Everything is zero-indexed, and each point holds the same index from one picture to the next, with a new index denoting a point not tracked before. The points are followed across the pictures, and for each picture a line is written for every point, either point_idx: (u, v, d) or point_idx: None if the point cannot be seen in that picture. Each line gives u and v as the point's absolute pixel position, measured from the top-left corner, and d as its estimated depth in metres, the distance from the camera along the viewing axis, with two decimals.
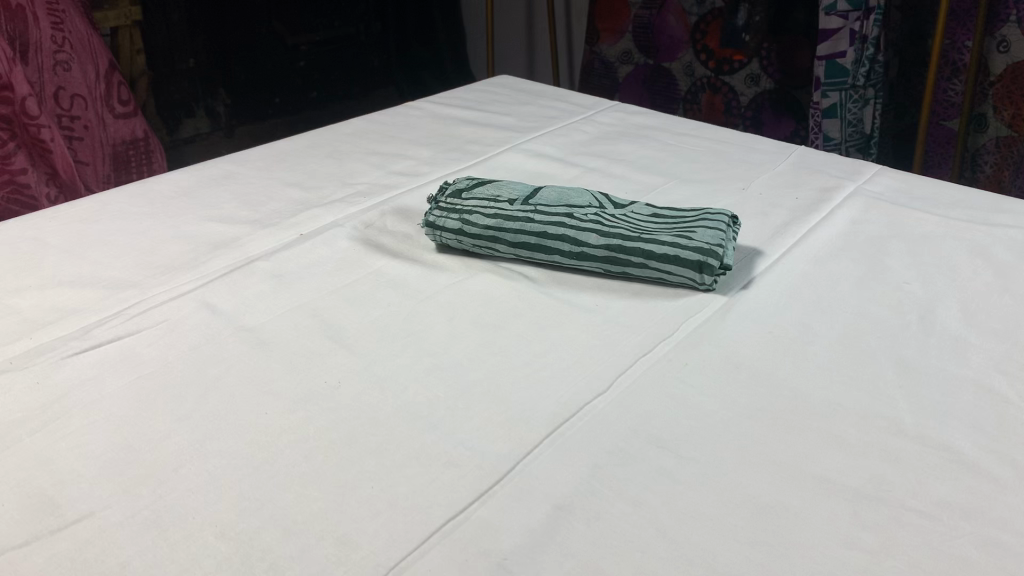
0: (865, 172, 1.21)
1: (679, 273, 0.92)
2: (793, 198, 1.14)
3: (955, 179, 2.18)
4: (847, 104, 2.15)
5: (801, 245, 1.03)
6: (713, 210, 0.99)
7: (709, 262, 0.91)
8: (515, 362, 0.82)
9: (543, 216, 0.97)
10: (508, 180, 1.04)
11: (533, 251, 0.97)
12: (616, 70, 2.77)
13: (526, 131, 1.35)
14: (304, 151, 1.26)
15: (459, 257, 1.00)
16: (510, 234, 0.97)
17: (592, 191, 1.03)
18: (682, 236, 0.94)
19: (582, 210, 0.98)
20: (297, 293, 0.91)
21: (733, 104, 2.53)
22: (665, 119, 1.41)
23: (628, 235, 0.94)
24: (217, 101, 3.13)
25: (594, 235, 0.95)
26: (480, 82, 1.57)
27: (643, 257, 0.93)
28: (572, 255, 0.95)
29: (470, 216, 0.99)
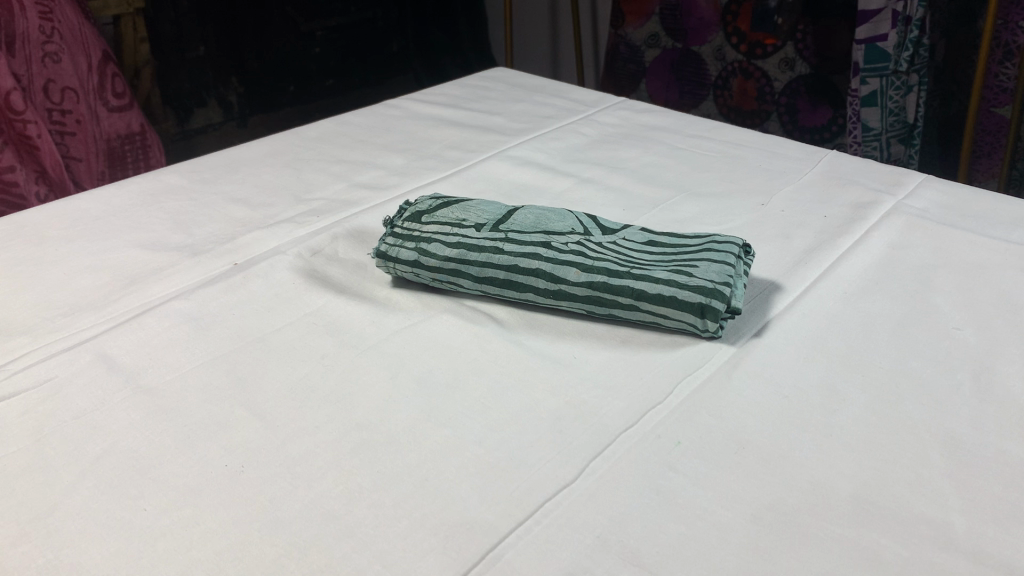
0: (906, 183, 1.03)
1: (676, 317, 0.76)
2: (820, 216, 0.96)
3: (1005, 172, 1.97)
4: (888, 91, 1.95)
5: (828, 278, 0.86)
6: (721, 237, 0.82)
7: (713, 304, 0.74)
8: (464, 436, 0.66)
9: (515, 246, 0.81)
10: (477, 200, 0.88)
11: (502, 287, 0.81)
12: (642, 53, 2.58)
13: (515, 134, 1.19)
14: (259, 160, 1.11)
15: (416, 293, 0.84)
16: (475, 268, 0.81)
17: (576, 212, 0.87)
18: (682, 272, 0.77)
19: (562, 239, 0.82)
20: (216, 343, 0.76)
21: (766, 90, 2.35)
22: (676, 118, 1.23)
23: (615, 271, 0.78)
24: (230, 90, 2.96)
25: (574, 270, 0.78)
26: (471, 75, 1.41)
27: (632, 298, 0.76)
28: (549, 293, 0.79)
29: (429, 245, 0.83)
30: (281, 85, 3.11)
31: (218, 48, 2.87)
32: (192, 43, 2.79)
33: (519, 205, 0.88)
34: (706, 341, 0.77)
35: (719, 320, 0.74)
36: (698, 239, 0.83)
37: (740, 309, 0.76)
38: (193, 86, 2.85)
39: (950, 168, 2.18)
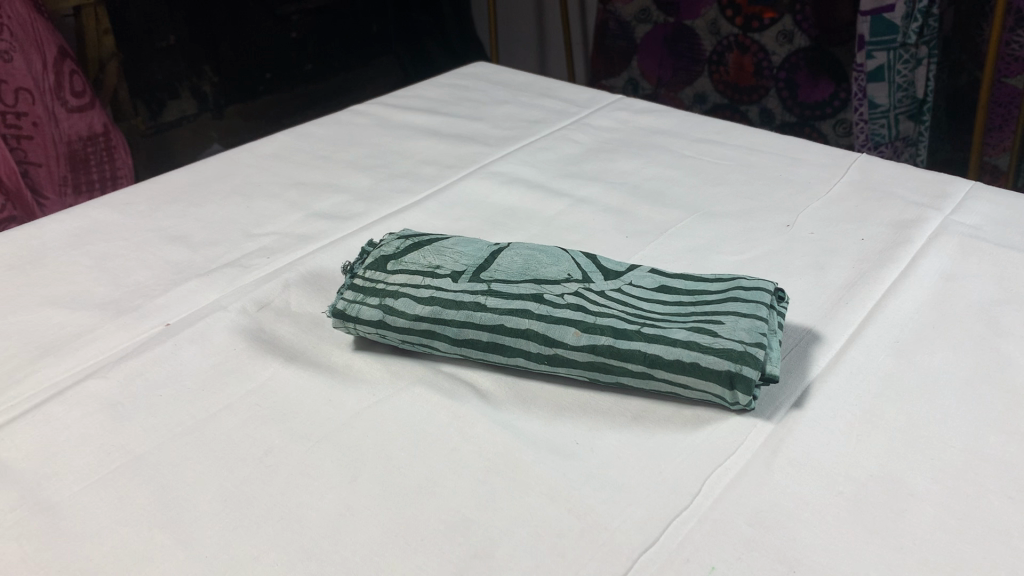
0: (952, 194, 0.89)
1: (699, 387, 0.62)
2: (857, 240, 0.83)
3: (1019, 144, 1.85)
4: (896, 65, 1.80)
5: (874, 322, 0.72)
6: (748, 280, 0.68)
7: (744, 372, 0.60)
8: (441, 565, 0.52)
9: (500, 300, 0.67)
10: (455, 239, 0.75)
11: (485, 351, 0.67)
12: (633, 29, 2.42)
13: (500, 144, 1.04)
14: (203, 187, 0.96)
15: (384, 356, 0.70)
16: (452, 328, 0.67)
17: (572, 251, 0.73)
18: (703, 330, 0.63)
19: (557, 289, 0.68)
20: (137, 433, 0.63)
21: (764, 65, 2.20)
22: (681, 118, 1.09)
23: (622, 330, 0.64)
24: (203, 80, 2.75)
25: (571, 330, 0.64)
26: (448, 72, 1.26)
27: (645, 366, 0.62)
28: (542, 359, 0.65)
29: (396, 301, 0.68)
30: (256, 72, 2.89)
31: (190, 36, 2.65)
32: (161, 32, 2.58)
33: (505, 243, 0.74)
34: (735, 413, 0.63)
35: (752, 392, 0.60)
36: (719, 282, 0.69)
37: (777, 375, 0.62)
38: (164, 77, 2.64)
39: (962, 142, 2.03)
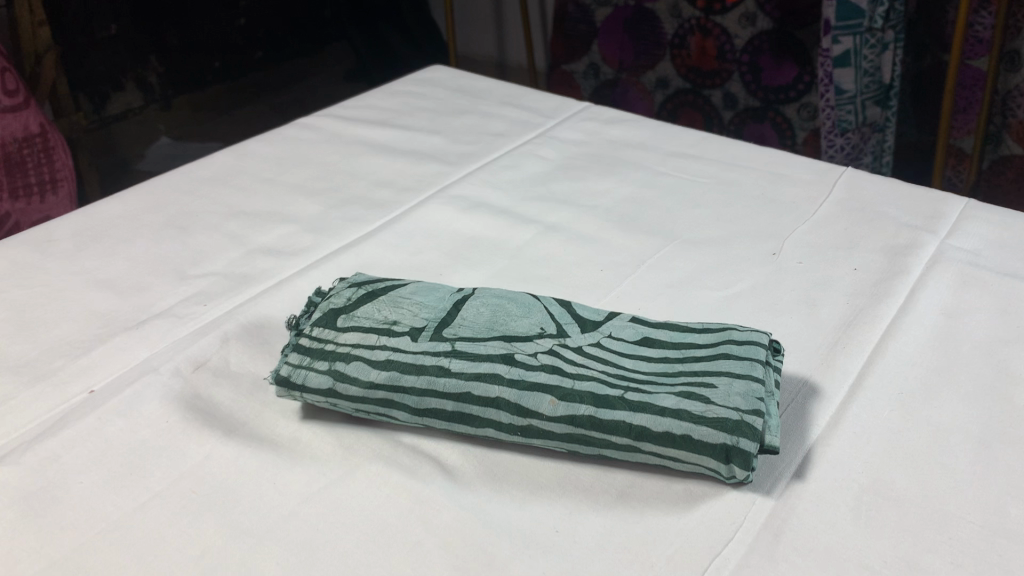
0: (946, 214, 0.84)
1: (691, 462, 0.55)
2: (849, 270, 0.76)
3: (983, 126, 1.80)
4: (863, 50, 1.72)
5: (874, 369, 0.66)
6: (741, 330, 0.61)
7: (741, 446, 0.53)
8: None
9: (464, 363, 0.59)
10: (414, 287, 0.67)
11: (450, 422, 0.59)
12: (593, 13, 2.36)
13: (459, 162, 0.97)
14: (134, 221, 0.87)
15: (337, 426, 0.63)
16: (412, 397, 0.59)
17: (545, 298, 0.66)
18: (694, 395, 0.56)
19: (528, 347, 0.61)
20: (54, 533, 0.55)
21: (727, 48, 2.13)
22: (653, 129, 1.02)
23: (603, 397, 0.57)
24: (148, 70, 2.62)
25: (546, 398, 0.57)
26: (403, 78, 1.17)
27: (630, 439, 0.55)
28: (514, 430, 0.58)
29: (347, 365, 0.61)
30: (205, 62, 2.77)
31: (134, 25, 2.51)
32: (102, 21, 2.43)
33: (470, 290, 0.67)
34: (731, 487, 0.57)
35: (751, 468, 0.53)
36: (709, 333, 0.62)
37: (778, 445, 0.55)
38: (106, 68, 2.50)
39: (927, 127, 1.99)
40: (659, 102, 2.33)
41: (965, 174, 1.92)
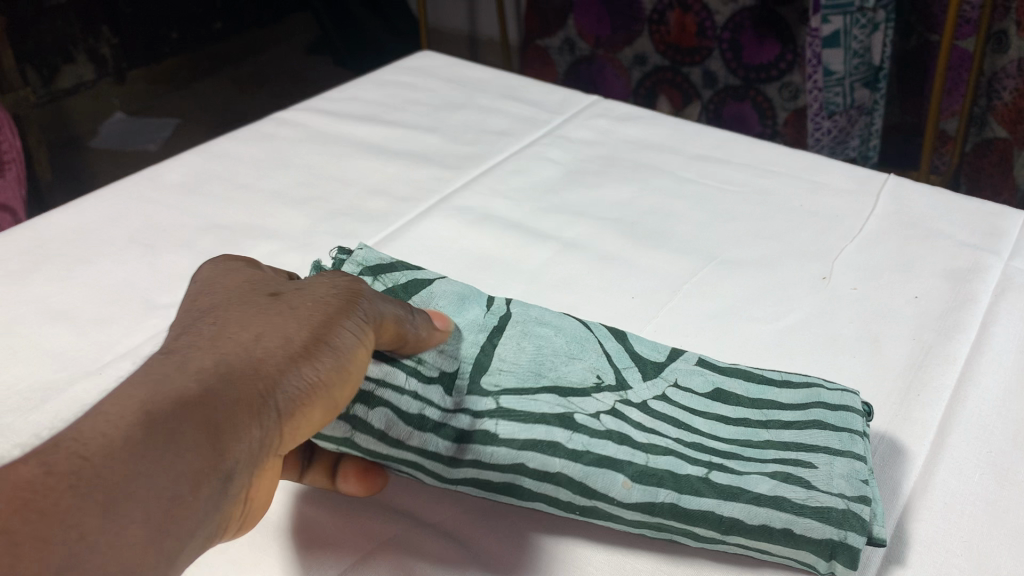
0: (1004, 229, 0.76)
1: (786, 555, 0.48)
2: (909, 297, 0.69)
3: (969, 109, 1.73)
4: (853, 30, 1.59)
5: (955, 424, 0.58)
6: (830, 390, 0.55)
7: (849, 542, 0.46)
8: None
9: (514, 427, 0.51)
10: (443, 291, 0.59)
11: (493, 493, 0.51)
12: None
13: (461, 166, 0.87)
14: (94, 235, 0.77)
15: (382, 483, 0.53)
16: (450, 466, 0.50)
17: (596, 333, 0.59)
18: (790, 477, 0.49)
19: (589, 406, 0.53)
20: None
21: (707, 25, 2.03)
22: (672, 127, 0.93)
23: (685, 480, 0.49)
24: (100, 41, 2.42)
25: (620, 479, 0.49)
26: (391, 66, 1.07)
27: (717, 530, 0.48)
28: (576, 510, 0.49)
29: (369, 411, 0.50)
30: (163, 32, 2.58)
31: None
32: None
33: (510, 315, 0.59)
34: None
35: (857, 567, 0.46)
36: (793, 386, 0.56)
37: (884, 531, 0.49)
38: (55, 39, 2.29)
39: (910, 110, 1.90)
40: (636, 79, 2.25)
41: (949, 157, 1.86)
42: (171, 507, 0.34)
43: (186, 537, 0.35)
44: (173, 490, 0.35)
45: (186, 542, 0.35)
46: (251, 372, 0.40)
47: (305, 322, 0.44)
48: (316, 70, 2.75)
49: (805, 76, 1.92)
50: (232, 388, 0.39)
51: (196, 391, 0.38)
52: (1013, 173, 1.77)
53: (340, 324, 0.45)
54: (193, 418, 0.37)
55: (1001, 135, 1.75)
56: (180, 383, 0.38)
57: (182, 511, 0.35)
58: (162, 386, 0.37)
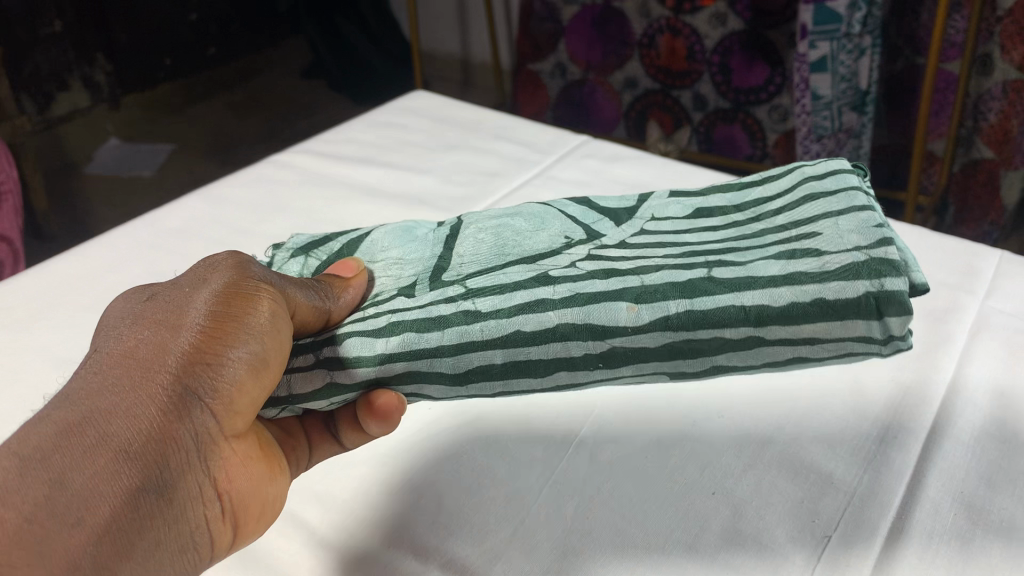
0: (981, 269, 0.78)
1: (835, 329, 0.53)
2: None
3: (955, 131, 1.75)
4: (840, 55, 1.61)
5: (931, 465, 0.60)
6: (816, 174, 0.64)
7: (887, 287, 0.51)
8: None
9: (493, 302, 0.57)
10: (383, 235, 0.69)
11: (505, 377, 0.55)
12: (560, 11, 2.28)
13: (453, 209, 0.89)
14: (96, 282, 0.79)
15: (394, 404, 0.57)
16: (448, 356, 0.55)
17: (552, 213, 0.68)
18: (799, 258, 0.55)
19: (562, 262, 0.61)
20: None
21: (697, 49, 2.05)
22: (658, 166, 0.96)
23: (689, 290, 0.54)
24: (96, 69, 2.34)
25: (625, 307, 0.54)
26: (386, 106, 1.10)
27: (752, 326, 0.52)
28: (610, 356, 0.54)
29: (336, 350, 0.57)
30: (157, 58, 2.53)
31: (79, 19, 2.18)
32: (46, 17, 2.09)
33: (452, 225, 0.69)
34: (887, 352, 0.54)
35: (908, 313, 0.51)
36: (781, 198, 0.65)
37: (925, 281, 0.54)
38: (52, 68, 2.19)
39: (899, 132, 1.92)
40: (627, 102, 2.28)
41: (938, 176, 1.89)
42: (90, 522, 0.42)
43: (118, 540, 0.43)
44: (89, 507, 0.42)
45: (121, 543, 0.43)
46: (143, 373, 0.47)
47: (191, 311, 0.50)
48: (310, 94, 2.78)
49: (793, 100, 1.94)
50: (129, 396, 0.46)
51: (89, 411, 0.45)
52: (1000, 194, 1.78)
53: (227, 306, 0.51)
54: (91, 435, 0.44)
55: (987, 156, 1.76)
56: (78, 404, 0.45)
57: (103, 522, 0.42)
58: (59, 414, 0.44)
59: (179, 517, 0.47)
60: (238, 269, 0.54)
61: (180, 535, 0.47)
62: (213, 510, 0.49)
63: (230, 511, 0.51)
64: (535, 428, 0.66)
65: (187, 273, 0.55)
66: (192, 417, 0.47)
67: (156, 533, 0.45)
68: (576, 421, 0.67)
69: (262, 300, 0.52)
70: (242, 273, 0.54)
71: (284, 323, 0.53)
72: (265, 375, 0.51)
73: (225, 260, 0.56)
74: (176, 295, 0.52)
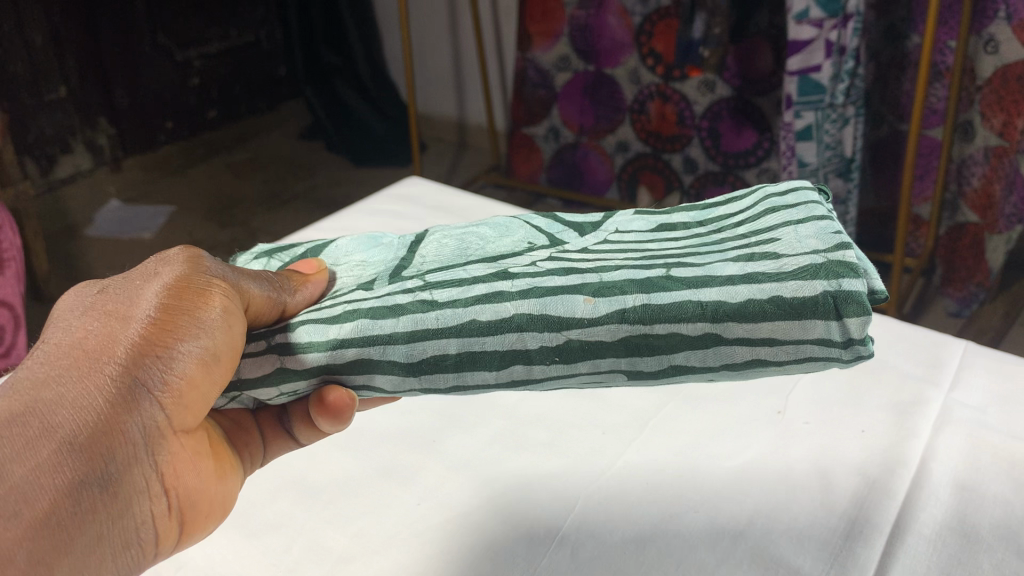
0: (946, 361, 0.82)
1: (795, 329, 0.57)
2: (857, 428, 0.75)
3: (940, 194, 1.79)
4: (824, 125, 1.64)
5: (896, 560, 0.63)
6: (778, 189, 0.71)
7: (846, 288, 0.55)
8: None
9: (450, 294, 0.64)
10: (349, 242, 0.80)
11: (459, 368, 0.62)
12: (553, 77, 2.34)
13: None
14: None
15: (345, 401, 0.65)
16: (401, 344, 0.62)
17: (518, 222, 0.77)
18: (757, 260, 0.61)
19: (522, 261, 0.69)
20: None
21: (687, 114, 2.11)
22: None
23: (649, 286, 0.60)
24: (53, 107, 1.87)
25: (583, 298, 0.60)
26: (380, 195, 1.15)
27: (709, 321, 0.57)
28: (568, 351, 0.60)
29: (291, 334, 0.65)
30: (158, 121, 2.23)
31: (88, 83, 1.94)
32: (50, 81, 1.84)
33: (417, 234, 0.78)
34: (851, 357, 0.58)
35: (866, 312, 0.55)
36: (743, 210, 0.71)
37: (881, 289, 0.58)
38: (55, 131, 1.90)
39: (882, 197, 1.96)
40: (619, 165, 2.34)
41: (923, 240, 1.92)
42: (28, 516, 0.51)
43: (63, 526, 0.52)
44: (28, 500, 0.51)
45: (65, 527, 0.52)
46: (87, 371, 0.55)
47: (137, 311, 0.59)
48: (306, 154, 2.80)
49: (780, 163, 1.99)
50: (80, 389, 0.55)
51: (33, 402, 0.54)
52: (985, 257, 1.80)
53: (171, 305, 0.59)
54: (32, 429, 0.53)
55: (972, 220, 1.80)
56: (34, 394, 0.54)
57: (44, 511, 0.51)
58: (5, 406, 0.53)
59: (128, 507, 0.55)
60: (194, 268, 0.63)
61: (126, 525, 0.55)
62: (162, 505, 0.58)
63: (179, 502, 0.59)
64: (514, 520, 0.70)
65: (150, 268, 0.64)
66: (136, 413, 0.56)
67: (103, 520, 0.54)
68: (559, 514, 0.70)
69: (213, 297, 0.61)
70: (195, 273, 0.63)
71: (236, 319, 0.61)
72: (216, 369, 0.60)
73: (185, 258, 0.65)
74: (130, 292, 0.61)
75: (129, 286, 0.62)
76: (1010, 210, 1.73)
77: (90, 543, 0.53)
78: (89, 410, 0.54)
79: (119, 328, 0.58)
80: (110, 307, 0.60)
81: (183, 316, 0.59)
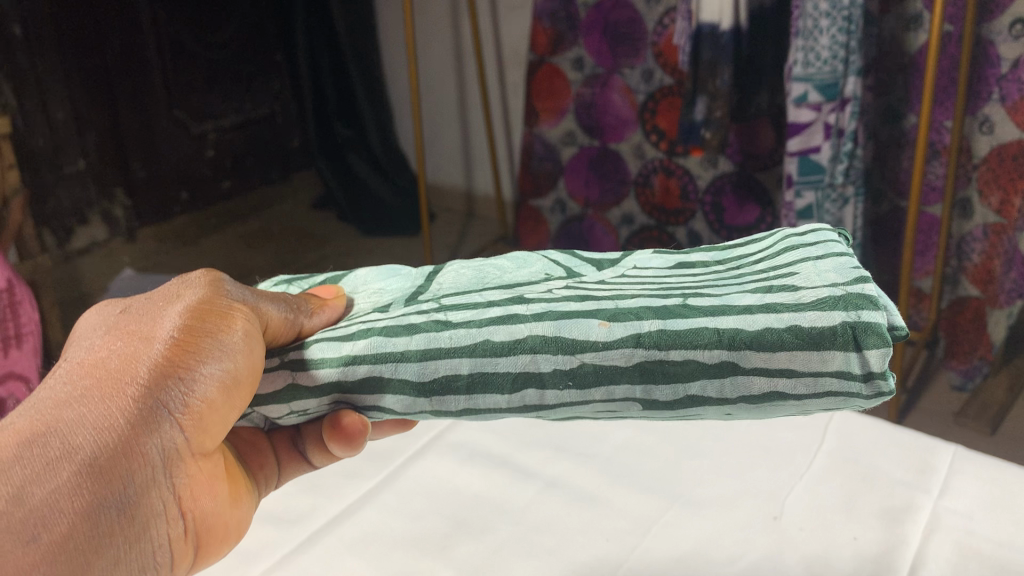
0: (937, 465, 0.85)
1: (814, 360, 0.61)
2: (850, 535, 0.78)
3: (942, 268, 1.81)
4: (824, 205, 1.67)
5: None
6: (801, 232, 0.76)
7: (865, 319, 0.59)
8: None
9: (466, 316, 0.69)
10: (366, 273, 0.87)
11: (470, 391, 0.66)
12: (559, 151, 2.42)
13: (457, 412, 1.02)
14: None
15: (353, 423, 0.71)
16: (415, 362, 0.67)
17: (536, 258, 0.83)
18: (774, 293, 0.65)
19: (539, 287, 0.75)
20: None
21: (690, 188, 2.18)
22: None
23: (665, 313, 0.65)
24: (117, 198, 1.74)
25: (598, 323, 0.65)
26: None
27: (726, 349, 0.62)
28: (580, 372, 0.64)
29: (305, 352, 0.71)
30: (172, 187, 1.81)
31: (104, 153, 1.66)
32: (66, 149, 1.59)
33: (434, 268, 0.84)
34: (864, 395, 0.61)
35: (885, 345, 0.59)
36: (764, 250, 0.77)
37: (903, 327, 0.62)
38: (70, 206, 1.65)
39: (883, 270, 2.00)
40: (625, 237, 2.39)
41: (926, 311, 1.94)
42: (50, 536, 0.56)
43: (85, 547, 0.57)
44: (48, 524, 0.56)
45: (87, 548, 0.57)
46: (109, 394, 0.61)
47: (160, 332, 0.64)
48: None
49: None
50: (103, 411, 0.60)
51: (55, 425, 0.59)
52: (988, 328, 1.84)
53: (193, 328, 0.65)
54: (55, 448, 0.58)
55: (974, 294, 1.83)
56: (58, 417, 0.59)
57: (67, 533, 0.56)
58: (28, 429, 0.58)
59: (145, 530, 0.61)
60: (217, 293, 0.69)
61: (145, 546, 0.61)
62: (176, 530, 0.64)
63: (192, 524, 0.65)
64: None
65: (172, 293, 0.70)
66: (155, 435, 0.61)
67: (122, 541, 0.59)
68: None
69: (236, 321, 0.67)
70: (215, 298, 0.68)
71: (256, 340, 0.67)
72: (235, 391, 0.65)
73: (207, 282, 0.71)
74: (152, 318, 0.66)
75: (154, 310, 0.68)
76: (1009, 289, 1.75)
77: (111, 562, 0.59)
78: (110, 431, 0.59)
79: (141, 351, 0.63)
80: (132, 332, 0.65)
81: (203, 340, 0.64)
